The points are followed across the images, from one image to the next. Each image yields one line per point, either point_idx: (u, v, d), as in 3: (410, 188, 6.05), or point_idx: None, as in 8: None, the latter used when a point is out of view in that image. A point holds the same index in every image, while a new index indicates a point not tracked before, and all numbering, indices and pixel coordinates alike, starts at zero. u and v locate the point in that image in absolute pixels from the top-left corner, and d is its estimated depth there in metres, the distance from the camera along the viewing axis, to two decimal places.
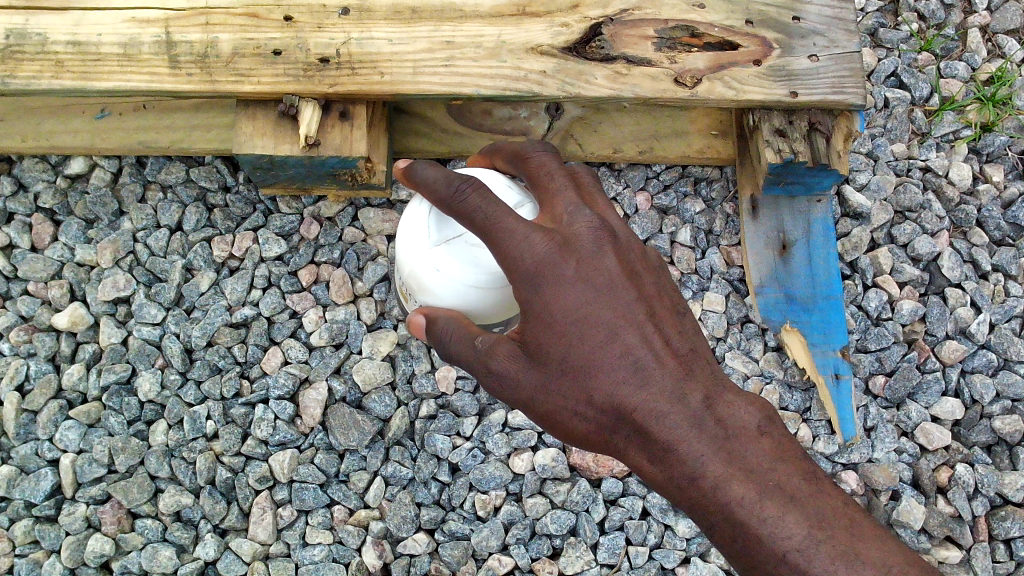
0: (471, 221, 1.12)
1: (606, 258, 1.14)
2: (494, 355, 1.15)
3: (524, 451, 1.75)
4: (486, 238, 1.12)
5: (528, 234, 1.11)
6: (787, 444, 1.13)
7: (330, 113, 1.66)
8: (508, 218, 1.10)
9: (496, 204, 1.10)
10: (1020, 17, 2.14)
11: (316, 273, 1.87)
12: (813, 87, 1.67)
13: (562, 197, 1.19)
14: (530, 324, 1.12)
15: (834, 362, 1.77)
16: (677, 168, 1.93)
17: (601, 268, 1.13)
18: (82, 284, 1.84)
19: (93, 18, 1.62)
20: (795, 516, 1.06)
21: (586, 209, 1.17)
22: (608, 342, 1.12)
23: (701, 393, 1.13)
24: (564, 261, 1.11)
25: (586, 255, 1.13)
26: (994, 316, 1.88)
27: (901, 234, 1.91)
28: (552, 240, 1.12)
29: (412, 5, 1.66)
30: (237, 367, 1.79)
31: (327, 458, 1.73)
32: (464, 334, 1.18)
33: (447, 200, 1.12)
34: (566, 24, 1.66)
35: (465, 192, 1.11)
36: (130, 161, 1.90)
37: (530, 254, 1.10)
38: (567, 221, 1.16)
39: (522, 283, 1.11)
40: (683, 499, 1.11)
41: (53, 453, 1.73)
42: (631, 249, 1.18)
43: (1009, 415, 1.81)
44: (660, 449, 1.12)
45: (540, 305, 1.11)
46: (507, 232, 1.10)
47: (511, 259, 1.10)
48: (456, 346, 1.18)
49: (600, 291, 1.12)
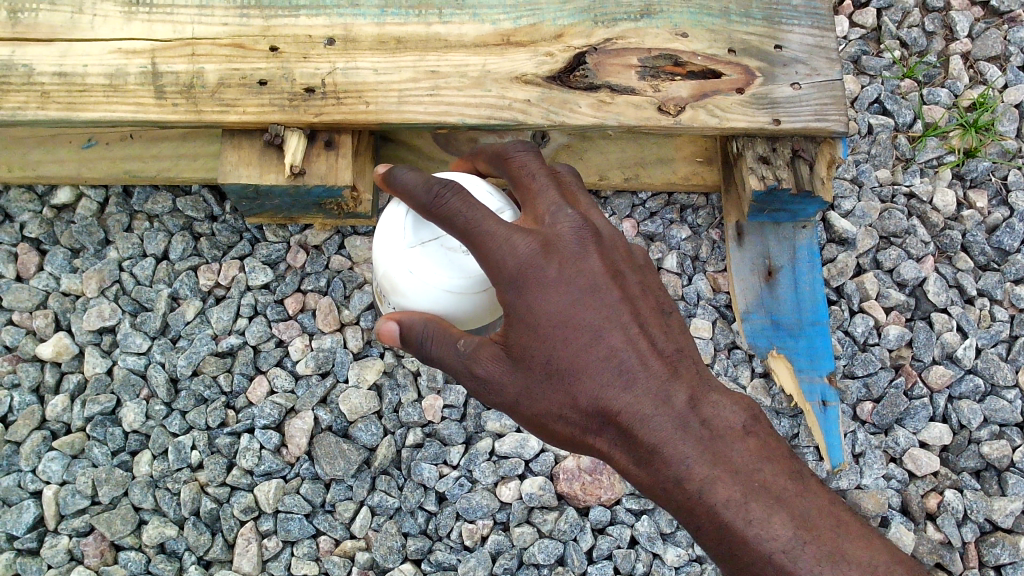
0: (452, 226, 1.11)
1: (590, 258, 1.14)
2: (479, 359, 1.15)
3: (511, 480, 1.74)
4: (469, 243, 1.11)
5: (511, 236, 1.10)
6: (774, 444, 1.14)
7: (316, 143, 1.67)
8: (491, 222, 1.10)
9: (478, 209, 1.10)
10: (1001, 44, 2.16)
11: (303, 302, 1.87)
12: (795, 115, 1.68)
13: (545, 197, 1.19)
14: (515, 328, 1.12)
15: (821, 389, 1.76)
16: (663, 195, 1.94)
17: (585, 269, 1.13)
18: (67, 314, 1.84)
19: (80, 49, 1.63)
20: (780, 517, 1.07)
21: (569, 210, 1.17)
22: (594, 345, 1.12)
23: (687, 393, 1.13)
24: (547, 263, 1.11)
25: (570, 257, 1.13)
26: (980, 341, 1.89)
27: (886, 259, 1.92)
28: (535, 242, 1.11)
29: (397, 35, 1.68)
30: (223, 397, 1.78)
31: (313, 488, 1.72)
32: (445, 337, 1.17)
33: (428, 206, 1.12)
34: (550, 54, 1.68)
35: (447, 197, 1.11)
36: (117, 191, 1.90)
37: (513, 257, 1.10)
38: (550, 222, 1.16)
39: (506, 288, 1.11)
40: (670, 501, 1.12)
41: (36, 485, 1.71)
42: (615, 248, 1.18)
43: (997, 440, 1.81)
44: (646, 451, 1.12)
45: (524, 308, 1.11)
46: (490, 237, 1.10)
47: (494, 262, 1.10)
48: (438, 351, 1.17)
49: (584, 293, 1.12)
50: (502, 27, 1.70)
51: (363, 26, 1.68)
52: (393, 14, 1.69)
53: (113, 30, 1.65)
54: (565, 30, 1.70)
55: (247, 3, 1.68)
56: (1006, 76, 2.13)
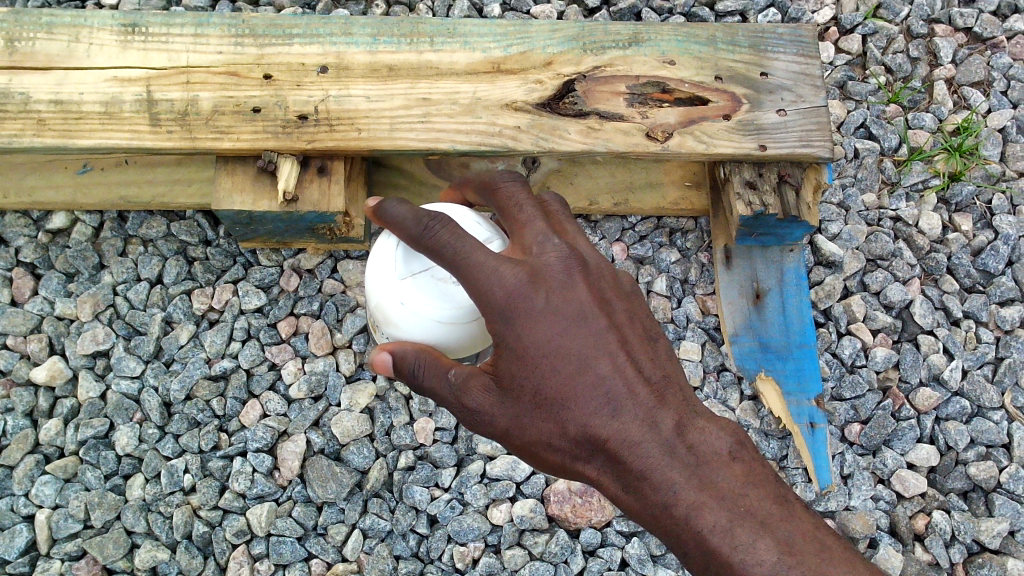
0: (441, 257, 1.13)
1: (577, 288, 1.16)
2: (470, 390, 1.17)
3: (502, 503, 1.75)
4: (457, 273, 1.13)
5: (498, 266, 1.12)
6: (759, 469, 1.15)
7: (308, 169, 1.68)
8: (479, 253, 1.11)
9: (465, 240, 1.11)
10: (984, 70, 2.19)
11: (295, 325, 1.89)
12: (781, 141, 1.70)
13: (532, 227, 1.20)
14: (504, 358, 1.14)
15: (809, 411, 1.79)
16: (652, 219, 1.96)
17: (573, 299, 1.15)
18: (61, 338, 1.85)
19: (77, 77, 1.66)
20: (765, 543, 1.08)
21: (555, 239, 1.18)
22: (581, 373, 1.13)
23: (673, 420, 1.15)
24: (535, 293, 1.13)
25: (557, 287, 1.14)
26: (966, 362, 1.90)
27: (873, 282, 1.95)
28: (523, 272, 1.13)
29: (389, 63, 1.70)
30: (216, 420, 1.79)
31: (305, 511, 1.73)
32: (437, 368, 1.19)
33: (417, 238, 1.14)
34: (539, 82, 1.71)
35: (434, 229, 1.12)
36: (112, 216, 1.92)
37: (501, 288, 1.11)
38: (537, 252, 1.17)
39: (495, 319, 1.13)
40: (657, 527, 1.14)
41: (29, 508, 1.72)
42: (602, 276, 1.20)
43: (984, 461, 1.82)
44: (634, 477, 1.14)
45: (513, 338, 1.12)
46: (479, 266, 1.11)
47: (481, 292, 1.12)
48: (430, 382, 1.19)
49: (571, 322, 1.14)
50: (492, 55, 1.73)
51: (355, 55, 1.70)
52: (386, 42, 1.72)
53: (109, 58, 1.67)
54: (554, 58, 1.72)
55: (242, 31, 1.71)
56: (989, 101, 2.16)
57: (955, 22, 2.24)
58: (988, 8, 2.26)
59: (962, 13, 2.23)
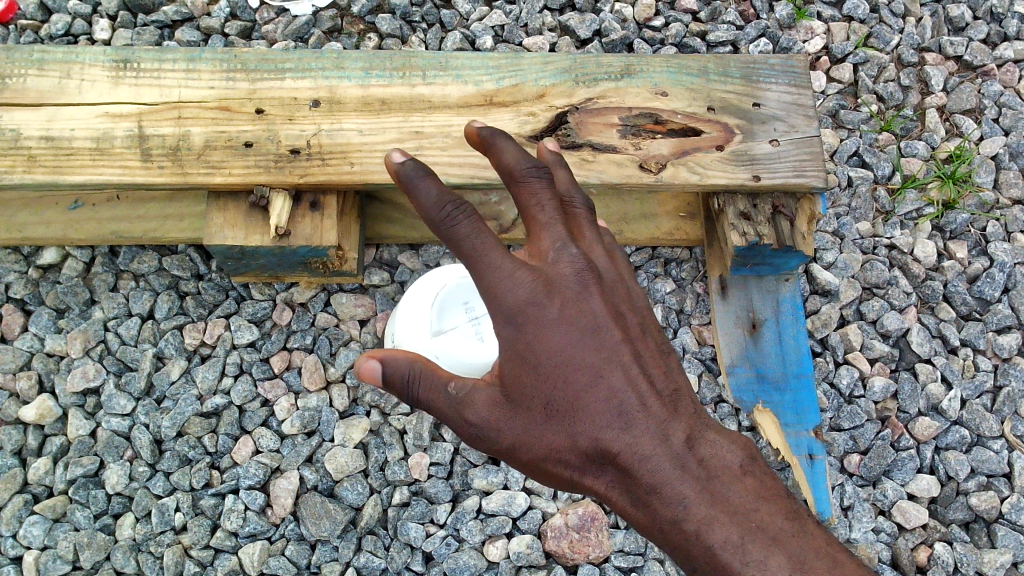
0: (457, 249, 1.08)
1: (591, 298, 1.11)
2: (471, 403, 1.13)
3: (499, 539, 1.72)
4: (472, 272, 1.09)
5: (513, 272, 1.08)
6: (774, 486, 1.09)
7: (301, 204, 1.68)
8: (495, 254, 1.08)
9: (484, 237, 1.08)
10: (975, 98, 2.20)
11: (288, 359, 1.86)
12: (775, 171, 1.70)
13: (550, 231, 1.14)
14: (513, 367, 1.09)
15: (807, 442, 1.77)
16: (647, 249, 1.96)
17: (586, 308, 1.10)
18: (51, 375, 1.83)
19: (67, 113, 1.65)
20: (778, 561, 1.02)
21: (573, 247, 1.13)
22: (591, 385, 1.09)
23: (685, 434, 1.10)
24: (547, 301, 1.09)
25: (570, 296, 1.10)
26: (965, 392, 1.89)
27: (869, 311, 1.93)
28: (536, 279, 1.09)
29: (381, 97, 1.70)
30: (208, 458, 1.77)
31: (298, 549, 1.70)
32: (435, 380, 1.13)
33: (436, 224, 1.08)
34: (532, 114, 1.70)
35: (457, 217, 1.08)
36: (104, 251, 1.91)
37: (513, 294, 1.08)
38: (552, 258, 1.12)
39: (504, 326, 1.09)
40: (667, 545, 1.08)
41: (16, 550, 1.69)
42: (617, 289, 1.16)
43: (985, 491, 1.80)
44: (644, 492, 1.08)
45: (522, 347, 1.08)
46: (492, 270, 1.08)
47: (493, 297, 1.08)
48: (426, 392, 1.12)
49: (583, 332, 1.10)
50: (484, 88, 1.72)
51: (347, 89, 1.71)
52: (378, 77, 1.72)
53: (100, 94, 1.67)
54: (546, 91, 1.73)
55: (234, 66, 1.71)
56: (981, 128, 2.17)
57: (945, 50, 2.25)
58: (978, 37, 2.27)
59: (952, 41, 2.24)
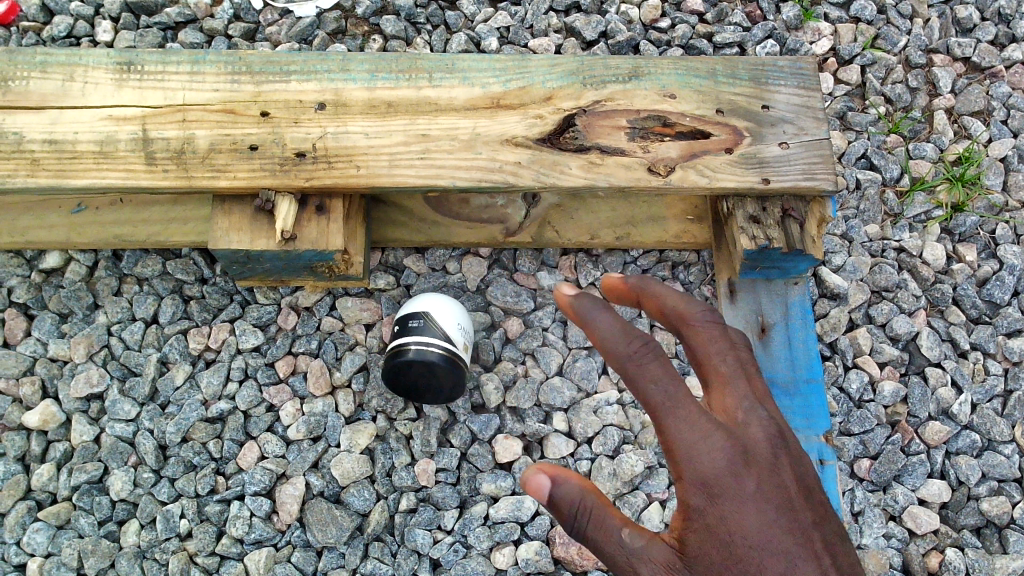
0: (644, 398, 1.08)
1: (783, 474, 1.08)
2: (648, 560, 1.07)
3: (507, 546, 1.71)
4: (664, 444, 1.08)
5: (711, 439, 1.07)
6: None
7: (306, 207, 1.66)
8: (693, 409, 1.07)
9: (676, 382, 1.07)
10: (984, 100, 2.19)
11: (294, 364, 1.85)
12: (784, 173, 1.68)
13: (734, 388, 1.15)
14: (694, 529, 1.06)
15: (818, 448, 1.75)
16: (654, 252, 1.95)
17: (777, 486, 1.07)
18: (54, 380, 1.81)
19: (71, 116, 1.64)
20: None
21: (763, 410, 1.13)
22: (783, 564, 1.00)
23: None
24: (744, 475, 1.06)
25: (766, 471, 1.08)
26: (976, 396, 1.88)
27: (878, 314, 1.92)
28: (733, 453, 1.07)
29: (387, 99, 1.68)
30: (213, 463, 1.75)
31: (304, 556, 1.69)
32: (608, 527, 1.07)
33: (625, 359, 1.08)
34: (540, 116, 1.69)
35: (646, 357, 1.08)
36: (107, 255, 1.89)
37: (709, 465, 1.06)
38: (743, 420, 1.12)
39: (695, 492, 1.07)
40: None
41: (20, 557, 1.67)
42: (805, 469, 1.12)
43: (996, 497, 1.79)
44: None
45: (709, 517, 1.05)
46: (685, 418, 1.07)
47: (687, 460, 1.07)
48: (606, 550, 1.07)
49: (779, 511, 1.05)
50: (491, 90, 1.71)
51: (353, 91, 1.69)
52: (384, 79, 1.70)
53: (103, 97, 1.65)
54: (554, 93, 1.71)
55: (239, 69, 1.69)
56: (990, 130, 2.16)
57: (953, 51, 2.23)
58: (986, 38, 2.26)
59: (960, 43, 2.23)
